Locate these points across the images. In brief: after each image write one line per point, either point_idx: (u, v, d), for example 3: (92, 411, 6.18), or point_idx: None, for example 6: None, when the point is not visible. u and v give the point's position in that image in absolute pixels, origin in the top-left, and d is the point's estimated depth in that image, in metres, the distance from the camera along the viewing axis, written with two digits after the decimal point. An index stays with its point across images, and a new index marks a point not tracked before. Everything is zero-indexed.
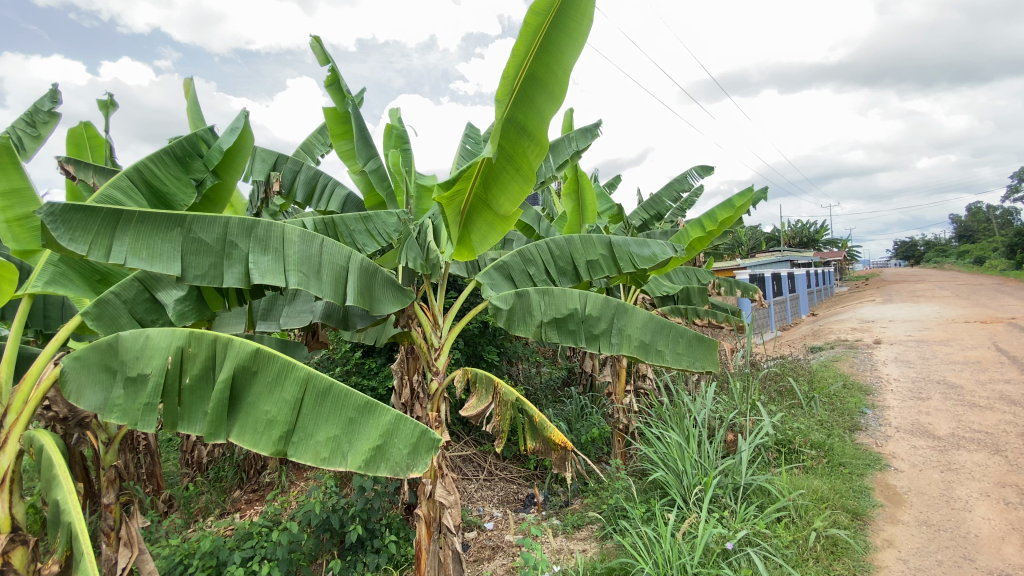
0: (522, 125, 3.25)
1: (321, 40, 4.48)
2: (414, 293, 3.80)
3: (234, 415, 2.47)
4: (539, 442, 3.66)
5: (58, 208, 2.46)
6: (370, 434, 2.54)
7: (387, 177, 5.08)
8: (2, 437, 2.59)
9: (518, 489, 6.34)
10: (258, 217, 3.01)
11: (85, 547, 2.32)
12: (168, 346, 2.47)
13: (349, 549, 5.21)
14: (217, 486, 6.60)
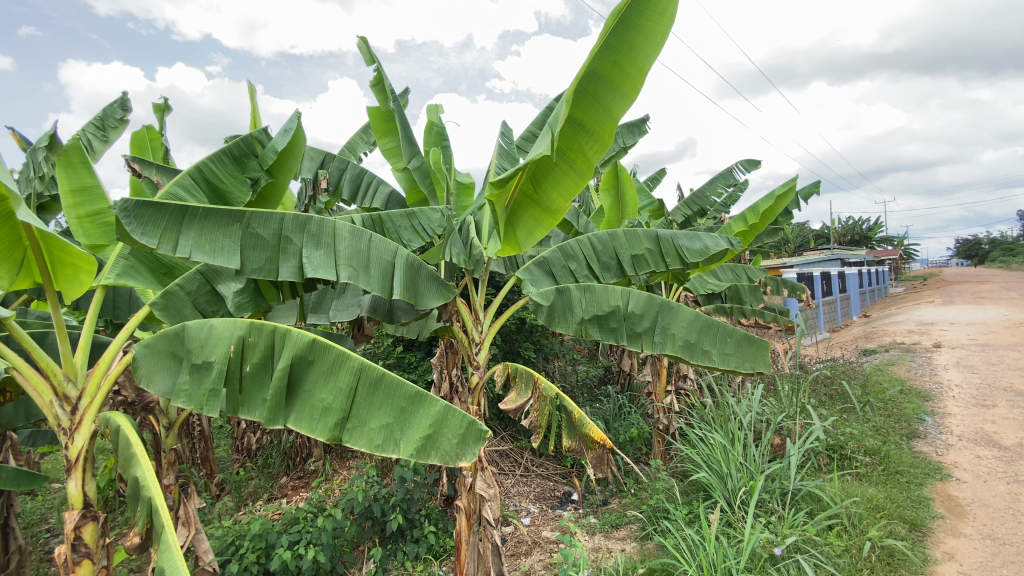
0: (584, 123, 3.28)
1: (368, 40, 4.62)
2: (456, 288, 3.89)
3: (291, 402, 2.58)
4: (576, 440, 3.60)
5: (131, 204, 2.61)
6: (421, 424, 2.61)
7: (428, 174, 5.16)
8: (77, 418, 2.78)
9: (555, 486, 6.35)
10: (311, 213, 3.11)
11: (164, 520, 2.44)
12: (230, 336, 2.60)
13: (389, 538, 5.34)
14: (266, 472, 6.90)
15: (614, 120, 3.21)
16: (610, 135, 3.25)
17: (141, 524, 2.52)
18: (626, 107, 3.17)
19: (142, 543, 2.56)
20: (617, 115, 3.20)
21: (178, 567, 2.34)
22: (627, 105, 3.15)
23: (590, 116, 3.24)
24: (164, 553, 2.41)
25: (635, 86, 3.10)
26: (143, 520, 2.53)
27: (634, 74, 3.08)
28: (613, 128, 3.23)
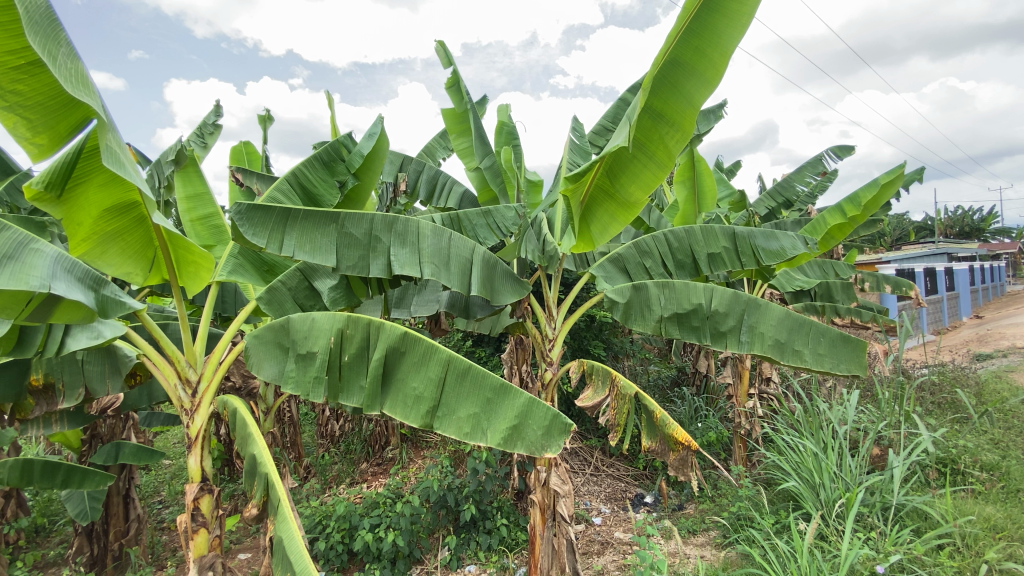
0: (662, 112, 3.21)
1: (446, 44, 4.82)
2: (531, 285, 3.93)
3: (386, 390, 2.74)
4: (656, 441, 3.53)
5: (243, 208, 2.85)
6: (507, 415, 2.68)
7: (499, 173, 5.24)
8: (198, 400, 3.09)
9: (627, 488, 6.26)
10: (397, 213, 3.28)
11: (280, 494, 2.66)
12: (330, 328, 2.78)
13: (463, 527, 5.49)
14: (348, 458, 7.34)
15: (695, 108, 3.11)
16: (690, 123, 3.15)
17: (259, 497, 2.75)
18: (709, 92, 3.06)
19: (259, 515, 2.78)
20: (698, 102, 3.09)
21: (294, 537, 2.55)
22: (709, 91, 3.04)
23: (670, 106, 3.17)
24: (280, 524, 2.63)
25: (718, 71, 2.99)
26: (260, 494, 2.76)
27: (717, 58, 2.97)
28: (694, 116, 3.13)
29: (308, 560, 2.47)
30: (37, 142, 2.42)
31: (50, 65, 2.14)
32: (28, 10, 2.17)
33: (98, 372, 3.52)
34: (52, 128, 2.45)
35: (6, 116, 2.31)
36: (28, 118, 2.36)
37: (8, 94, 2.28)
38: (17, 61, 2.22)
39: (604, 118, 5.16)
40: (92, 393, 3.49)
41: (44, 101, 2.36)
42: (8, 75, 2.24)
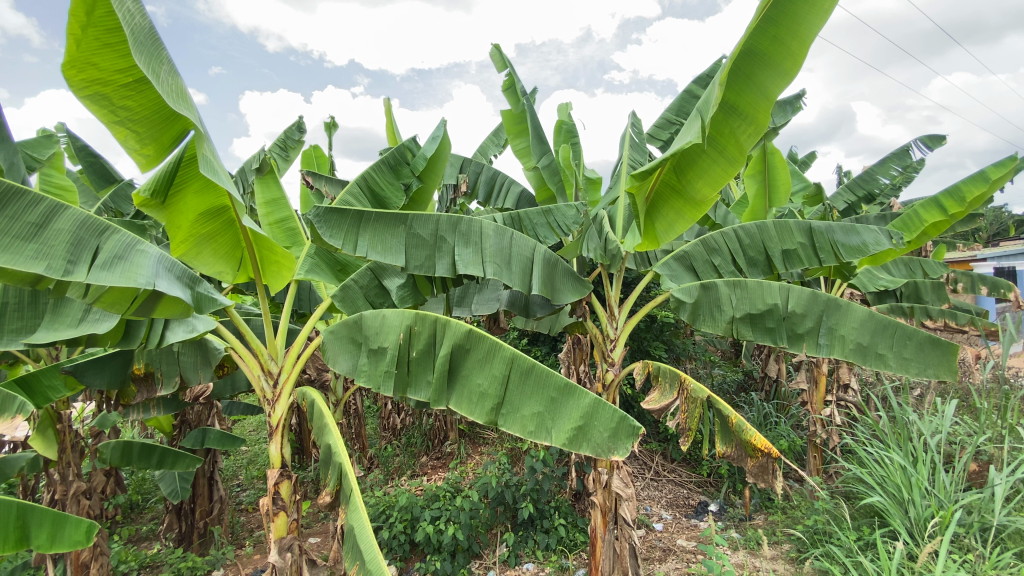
0: (735, 105, 3.07)
1: (501, 47, 5.00)
2: (592, 284, 3.89)
3: (452, 385, 2.80)
4: (732, 446, 3.39)
5: (321, 211, 3.00)
6: (572, 415, 2.67)
7: (558, 172, 5.22)
8: (278, 391, 3.30)
9: (689, 494, 6.08)
10: (462, 214, 3.35)
11: (352, 483, 2.76)
12: (400, 324, 2.87)
13: (520, 525, 5.53)
14: (409, 450, 7.58)
15: (770, 100, 2.95)
16: (764, 117, 2.99)
17: (332, 485, 2.89)
18: (785, 83, 2.88)
19: (331, 502, 2.93)
20: (773, 94, 2.93)
21: (364, 526, 2.62)
22: (786, 81, 2.87)
23: (743, 98, 3.02)
24: (352, 513, 2.72)
25: (797, 60, 2.80)
26: (332, 483, 2.90)
27: (796, 47, 2.78)
28: (768, 109, 2.97)
29: (377, 548, 2.53)
30: (144, 153, 2.67)
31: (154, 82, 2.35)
32: (133, 31, 2.36)
33: (191, 363, 3.85)
34: (156, 140, 2.69)
35: (118, 129, 2.56)
36: (136, 130, 2.61)
37: (119, 109, 2.52)
38: (126, 79, 2.45)
39: (667, 113, 5.02)
40: (186, 382, 3.81)
41: (149, 116, 2.60)
42: (119, 93, 2.48)
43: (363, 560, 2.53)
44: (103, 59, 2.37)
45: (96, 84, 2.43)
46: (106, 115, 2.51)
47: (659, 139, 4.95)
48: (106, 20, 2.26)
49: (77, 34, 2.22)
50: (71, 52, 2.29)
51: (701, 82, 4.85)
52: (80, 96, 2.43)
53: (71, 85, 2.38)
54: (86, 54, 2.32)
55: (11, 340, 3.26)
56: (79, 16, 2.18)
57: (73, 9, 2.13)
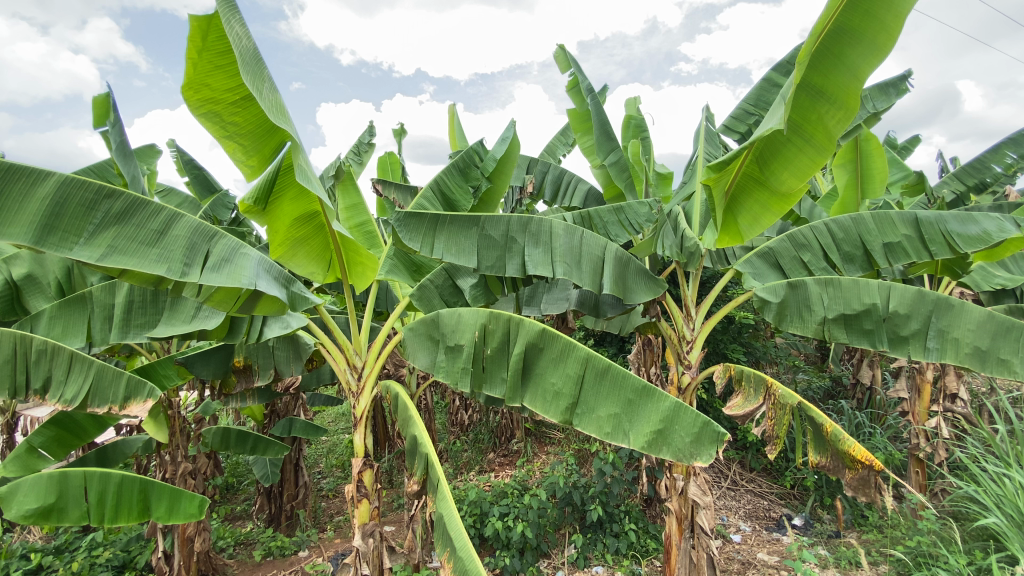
0: (822, 89, 2.88)
1: (566, 48, 4.99)
2: (666, 283, 3.76)
3: (526, 383, 2.83)
4: (827, 456, 3.16)
5: (401, 216, 3.11)
6: (650, 418, 2.61)
7: (626, 168, 5.11)
8: (362, 384, 3.49)
9: (770, 507, 5.77)
10: (531, 214, 3.37)
11: (439, 474, 2.83)
12: (475, 323, 2.95)
13: (589, 527, 5.45)
14: (477, 446, 7.73)
15: (861, 80, 2.74)
16: (855, 99, 2.78)
17: (419, 474, 2.98)
18: (878, 61, 2.69)
19: (419, 491, 3.01)
20: (864, 74, 2.73)
21: (454, 516, 2.66)
22: (879, 59, 2.67)
23: (831, 80, 2.83)
24: (440, 502, 2.78)
25: (892, 35, 2.61)
26: (420, 472, 2.99)
27: (890, 21, 2.59)
28: (859, 91, 2.76)
29: (467, 537, 2.56)
30: (249, 164, 2.93)
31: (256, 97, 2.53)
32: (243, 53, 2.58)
33: (285, 356, 4.24)
34: (259, 152, 2.94)
35: (227, 144, 2.82)
36: (242, 144, 2.86)
37: (228, 125, 2.77)
38: (234, 97, 2.71)
39: (745, 103, 4.77)
40: (280, 374, 4.22)
41: (253, 130, 2.85)
42: (229, 110, 2.74)
43: (453, 548, 2.57)
44: (216, 79, 2.64)
45: (210, 102, 2.70)
46: (217, 130, 2.77)
47: (737, 130, 4.76)
48: (218, 45, 2.54)
49: (195, 57, 2.52)
50: (189, 73, 2.57)
51: (783, 68, 4.57)
52: (196, 114, 2.70)
53: (189, 105, 2.67)
54: (201, 75, 2.60)
55: (137, 333, 3.66)
56: (197, 40, 2.47)
57: (191, 33, 2.42)
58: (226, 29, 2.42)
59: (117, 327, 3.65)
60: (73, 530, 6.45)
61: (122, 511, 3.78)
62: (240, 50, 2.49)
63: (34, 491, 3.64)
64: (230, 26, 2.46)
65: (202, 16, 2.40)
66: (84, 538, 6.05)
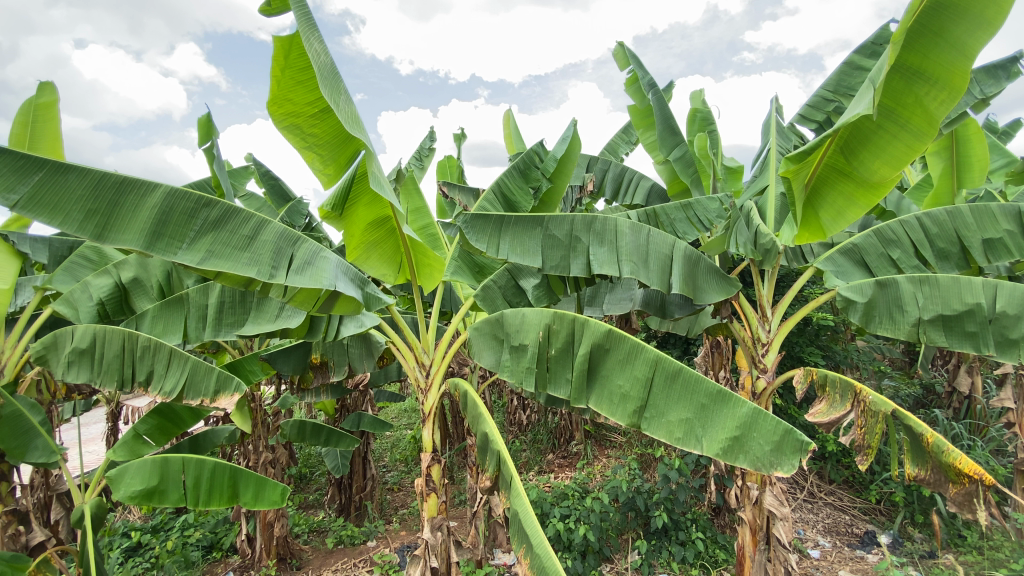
0: (919, 69, 2.66)
1: (625, 44, 4.91)
2: (739, 282, 3.60)
3: (591, 384, 2.80)
4: (928, 469, 2.92)
5: (468, 217, 3.19)
6: (726, 424, 2.50)
7: (692, 163, 4.94)
8: (431, 381, 3.61)
9: (853, 522, 5.38)
10: (596, 212, 3.32)
11: (511, 470, 2.86)
12: (539, 323, 2.96)
13: (653, 534, 5.29)
14: (536, 446, 7.77)
15: (967, 59, 2.49)
16: (961, 79, 2.54)
17: (491, 471, 3.03)
18: (986, 38, 2.45)
19: (491, 487, 3.06)
20: (971, 52, 2.48)
21: (529, 513, 2.68)
22: (988, 35, 2.43)
23: (930, 60, 2.60)
24: (514, 499, 2.81)
25: (1003, 8, 2.37)
26: (492, 468, 3.04)
27: None
28: (966, 70, 2.51)
29: (544, 534, 2.58)
30: (327, 172, 3.10)
31: (334, 108, 2.68)
32: (319, 67, 2.67)
33: (358, 353, 4.50)
34: (335, 160, 3.11)
35: (307, 154, 2.99)
36: (320, 153, 3.03)
37: (308, 136, 2.95)
38: (314, 110, 2.90)
39: (824, 89, 4.52)
40: (354, 370, 4.47)
41: (331, 140, 3.02)
42: (309, 121, 2.92)
43: (530, 544, 2.59)
44: (297, 94, 2.83)
45: (292, 116, 2.88)
46: (299, 142, 2.95)
47: (813, 119, 4.56)
48: (298, 61, 2.73)
49: (279, 74, 2.73)
50: (273, 89, 2.78)
51: (866, 50, 4.28)
52: (280, 128, 2.89)
53: (274, 119, 2.86)
54: (284, 91, 2.80)
55: (228, 330, 4.00)
56: (280, 59, 2.68)
57: (275, 53, 2.62)
58: (304, 49, 2.55)
59: (210, 326, 3.98)
60: (168, 511, 7.07)
61: (215, 495, 4.10)
62: (318, 64, 2.65)
63: (139, 474, 3.95)
64: (309, 44, 2.60)
65: (285, 37, 2.60)
66: (177, 519, 6.65)
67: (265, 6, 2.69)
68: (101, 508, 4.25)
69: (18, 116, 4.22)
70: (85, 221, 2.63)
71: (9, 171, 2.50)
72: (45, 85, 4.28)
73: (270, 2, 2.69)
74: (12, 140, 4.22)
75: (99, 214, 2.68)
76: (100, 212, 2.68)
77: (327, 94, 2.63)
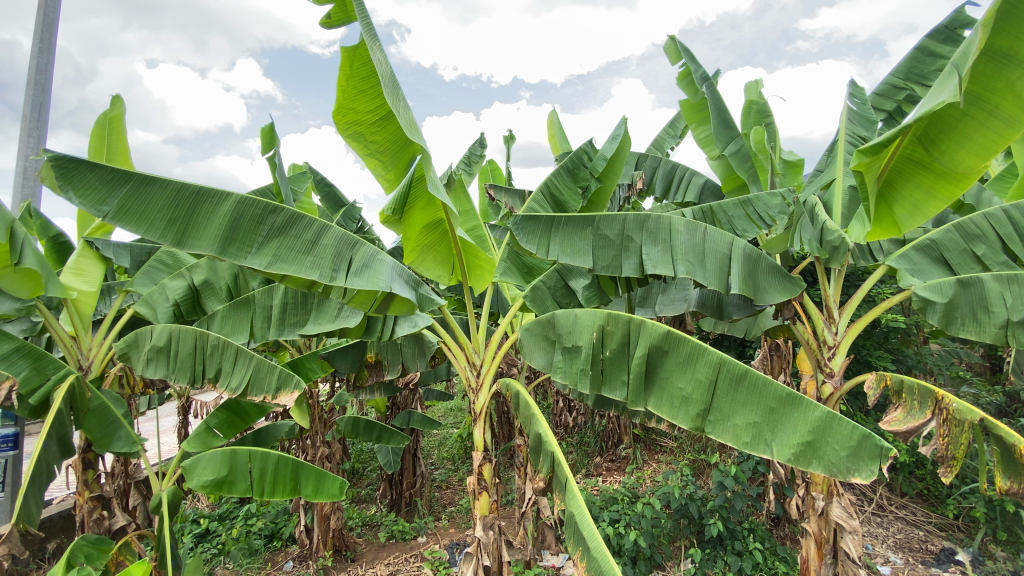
0: (1010, 52, 2.39)
1: (676, 38, 4.79)
2: (803, 281, 3.42)
3: (650, 387, 2.74)
4: (1020, 483, 2.65)
5: (519, 219, 3.20)
6: (797, 430, 2.40)
7: (749, 158, 4.75)
8: (482, 381, 3.64)
9: (927, 539, 5.01)
10: (648, 211, 3.25)
11: (566, 472, 2.85)
12: (593, 324, 2.92)
13: (707, 542, 5.12)
14: (583, 449, 7.71)
15: None
16: None
17: (545, 471, 3.03)
18: None
19: (544, 488, 3.06)
20: None
21: (586, 515, 2.66)
22: None
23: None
24: (569, 500, 2.80)
25: None
26: (545, 469, 3.03)
27: None
28: None
29: (601, 537, 2.55)
30: (388, 177, 3.22)
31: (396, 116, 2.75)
32: (382, 77, 2.76)
33: (411, 353, 4.63)
34: (396, 166, 3.21)
35: (369, 160, 3.13)
36: (382, 160, 3.15)
37: (370, 143, 3.07)
38: (376, 117, 2.98)
39: (893, 77, 4.34)
40: (407, 368, 4.61)
41: (392, 146, 3.11)
42: (371, 129, 3.02)
43: (586, 547, 2.57)
44: (360, 102, 2.91)
45: (355, 124, 2.99)
46: (362, 149, 3.08)
47: (884, 109, 4.34)
48: (361, 71, 2.81)
49: (345, 84, 2.85)
50: (339, 99, 2.89)
51: (941, 34, 4.05)
52: (345, 136, 3.02)
53: (339, 128, 2.98)
54: (349, 100, 2.90)
55: (290, 330, 4.20)
56: (347, 69, 2.79)
57: (342, 63, 2.74)
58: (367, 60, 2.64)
59: (274, 326, 4.20)
60: (232, 501, 7.48)
61: (278, 487, 4.32)
62: (379, 74, 2.76)
63: (210, 465, 4.20)
64: (374, 54, 2.72)
65: (351, 47, 2.70)
66: (241, 509, 7.03)
67: (327, 20, 2.78)
68: (177, 496, 4.55)
69: (94, 129, 4.57)
70: (167, 229, 2.83)
71: (100, 185, 2.72)
72: (114, 99, 4.65)
73: (329, 15, 2.78)
74: (90, 152, 4.56)
75: (179, 222, 2.87)
76: (179, 220, 2.88)
77: (390, 100, 2.71)
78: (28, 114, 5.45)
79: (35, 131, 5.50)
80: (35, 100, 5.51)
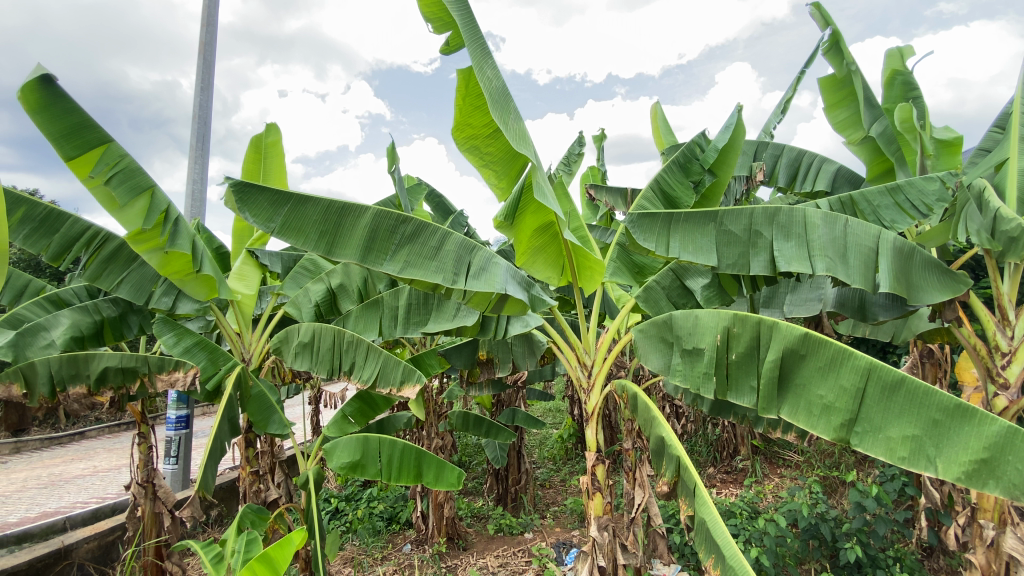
0: None
1: (820, 7, 4.35)
2: (970, 279, 2.98)
3: (783, 394, 2.55)
4: None
5: (635, 217, 3.20)
6: (969, 445, 2.13)
7: (895, 138, 4.37)
8: (593, 382, 3.65)
9: None
10: (780, 204, 3.05)
11: (694, 477, 2.77)
12: (717, 326, 2.80)
13: (843, 568, 4.63)
14: (695, 458, 7.37)
15: None
16: None
17: (669, 476, 2.96)
18: None
19: (669, 491, 3.01)
20: None
21: (718, 522, 2.57)
22: None
23: None
24: (699, 506, 2.71)
25: None
26: (670, 474, 2.97)
27: None
28: None
29: (736, 545, 2.44)
30: (502, 185, 3.39)
31: (503, 128, 2.87)
32: (493, 92, 2.91)
33: (521, 351, 4.77)
34: (508, 174, 3.36)
35: (484, 171, 3.34)
36: (495, 170, 3.34)
37: (485, 156, 3.28)
38: (489, 130, 3.19)
39: None
40: (517, 366, 4.74)
41: (504, 156, 3.28)
42: (485, 142, 3.24)
43: (722, 555, 2.48)
44: (475, 118, 3.15)
45: (471, 138, 3.23)
46: (478, 160, 3.31)
47: None
48: (474, 90, 3.03)
49: (462, 102, 3.10)
50: (457, 117, 3.16)
51: None
52: (463, 149, 3.28)
53: (458, 143, 3.25)
54: (465, 116, 3.15)
55: (413, 329, 4.54)
56: (462, 90, 3.05)
57: (458, 85, 3.02)
58: (481, 79, 2.83)
59: (401, 324, 4.58)
60: (356, 485, 8.22)
61: (404, 473, 4.70)
62: (490, 90, 2.90)
63: (347, 449, 4.64)
64: (484, 73, 2.87)
65: (465, 69, 2.99)
66: (365, 493, 7.69)
67: (445, 47, 3.05)
68: (320, 475, 5.11)
69: (253, 152, 5.31)
70: (319, 241, 3.23)
71: (270, 204, 3.17)
72: (269, 127, 5.36)
73: (449, 42, 3.03)
74: (250, 171, 5.32)
75: (328, 235, 3.26)
76: (329, 233, 3.27)
77: (497, 116, 2.83)
78: (194, 144, 6.51)
79: (200, 159, 6.55)
80: (198, 132, 6.55)
